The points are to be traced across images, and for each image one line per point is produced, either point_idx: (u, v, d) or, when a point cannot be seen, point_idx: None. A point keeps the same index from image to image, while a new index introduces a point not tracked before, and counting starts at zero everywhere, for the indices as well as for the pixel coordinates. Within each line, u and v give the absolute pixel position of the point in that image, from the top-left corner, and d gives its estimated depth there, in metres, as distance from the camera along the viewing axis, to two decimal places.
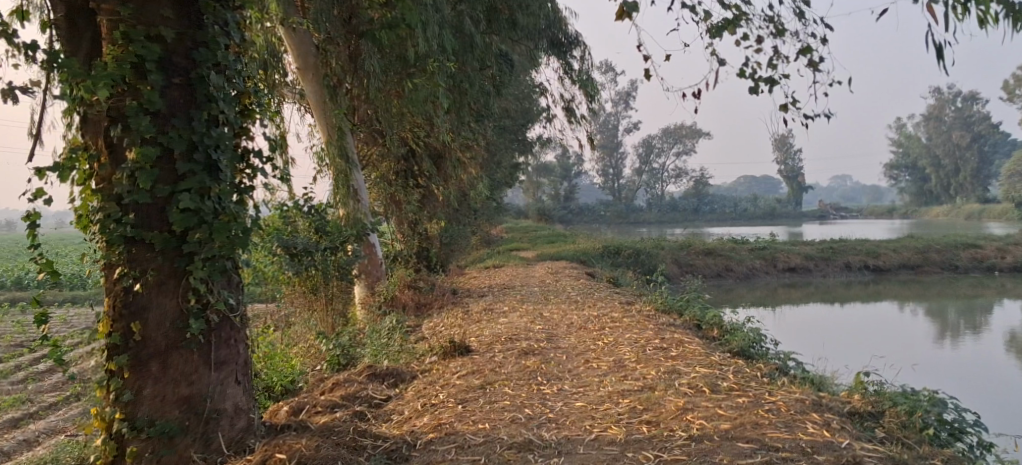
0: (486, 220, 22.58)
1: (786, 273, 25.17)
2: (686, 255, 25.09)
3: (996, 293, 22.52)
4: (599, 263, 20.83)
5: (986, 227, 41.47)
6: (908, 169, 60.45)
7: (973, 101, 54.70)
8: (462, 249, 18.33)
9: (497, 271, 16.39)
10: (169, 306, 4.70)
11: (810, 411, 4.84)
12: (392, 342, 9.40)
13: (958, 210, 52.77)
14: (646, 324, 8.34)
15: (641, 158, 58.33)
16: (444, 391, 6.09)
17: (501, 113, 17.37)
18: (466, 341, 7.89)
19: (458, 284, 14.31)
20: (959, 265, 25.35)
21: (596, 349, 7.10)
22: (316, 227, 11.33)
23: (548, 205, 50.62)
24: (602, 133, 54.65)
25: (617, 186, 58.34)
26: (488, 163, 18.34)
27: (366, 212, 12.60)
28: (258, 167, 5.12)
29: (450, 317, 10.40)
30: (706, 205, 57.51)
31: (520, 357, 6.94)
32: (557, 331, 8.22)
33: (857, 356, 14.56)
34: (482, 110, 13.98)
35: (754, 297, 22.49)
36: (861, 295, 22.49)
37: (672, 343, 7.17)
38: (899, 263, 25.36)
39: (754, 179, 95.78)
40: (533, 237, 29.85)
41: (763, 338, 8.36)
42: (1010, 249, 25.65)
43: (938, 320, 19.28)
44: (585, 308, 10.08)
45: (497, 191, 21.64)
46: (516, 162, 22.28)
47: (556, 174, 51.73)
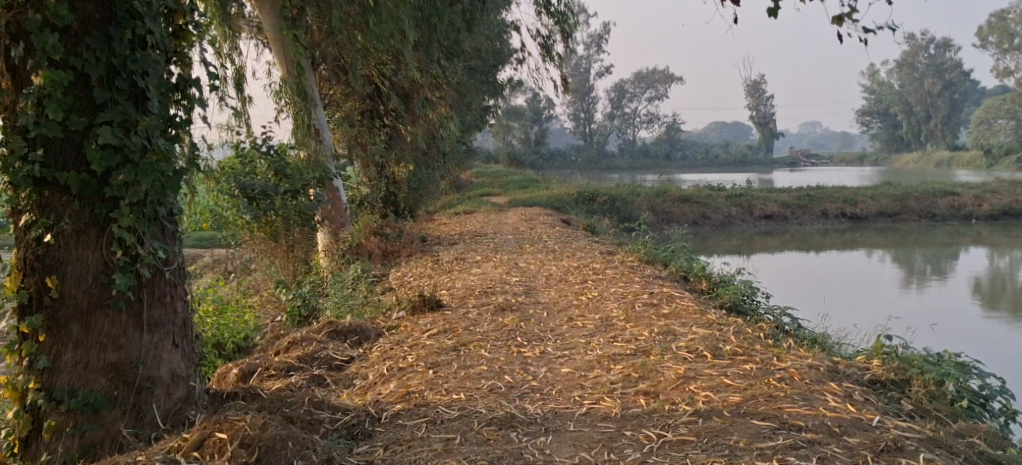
0: (456, 164, 21.87)
1: (763, 221, 24.77)
2: (662, 202, 24.56)
3: (972, 241, 22.29)
4: (574, 210, 20.23)
5: (957, 174, 41.58)
6: (879, 116, 60.32)
7: (946, 49, 54.35)
8: (432, 194, 17.63)
9: (469, 217, 15.78)
10: (90, 259, 4.00)
11: (828, 380, 4.32)
12: (357, 293, 8.77)
13: (927, 157, 52.88)
14: (632, 277, 7.79)
15: (612, 102, 57.59)
16: (412, 353, 5.46)
17: (472, 53, 16.57)
18: (437, 294, 7.29)
19: (428, 231, 13.64)
20: (936, 213, 25.10)
21: (580, 306, 6.51)
22: (277, 169, 10.58)
23: (518, 150, 49.83)
24: (574, 77, 54.09)
25: (588, 131, 57.32)
26: (459, 105, 17.59)
27: (330, 154, 11.89)
28: (198, 97, 4.40)
29: (419, 267, 9.78)
30: (677, 151, 57.04)
31: (496, 314, 6.34)
32: (537, 285, 7.62)
33: (839, 305, 14.19)
34: (452, 46, 13.20)
35: (729, 244, 22.11)
36: (837, 243, 22.19)
37: (662, 298, 6.59)
38: (877, 211, 25.02)
39: (724, 124, 95.52)
40: (504, 182, 29.17)
41: (755, 292, 7.82)
42: (987, 196, 25.46)
43: (906, 265, 19.09)
44: (564, 257, 9.48)
45: (467, 134, 20.89)
46: (488, 104, 21.51)
47: (527, 118, 50.81)
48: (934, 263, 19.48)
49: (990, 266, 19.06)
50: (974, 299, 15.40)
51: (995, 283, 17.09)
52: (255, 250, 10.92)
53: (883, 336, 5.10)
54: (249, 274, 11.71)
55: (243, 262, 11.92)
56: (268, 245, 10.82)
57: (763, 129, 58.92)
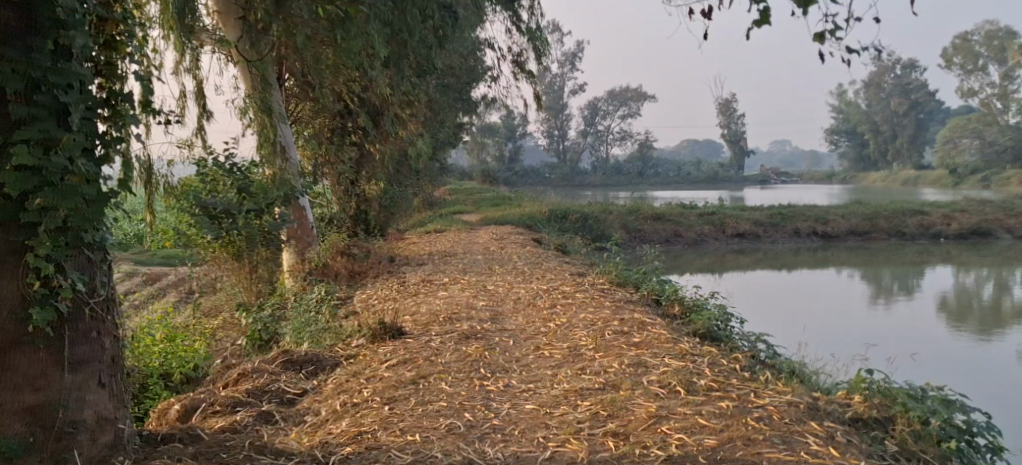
0: (427, 181, 21.53)
1: (735, 239, 24.65)
2: (635, 220, 24.36)
3: (942, 259, 22.30)
4: (546, 229, 19.96)
5: (924, 193, 41.91)
6: (847, 135, 60.78)
7: (913, 68, 55.05)
8: (403, 212, 17.28)
9: (439, 236, 15.45)
10: (6, 291, 3.67)
11: (809, 419, 4.05)
12: (318, 317, 8.42)
13: (895, 175, 53.34)
14: (602, 301, 7.51)
15: (586, 119, 57.55)
16: (369, 387, 5.13)
17: (442, 70, 16.35)
18: (399, 320, 6.96)
19: (396, 250, 13.29)
20: (907, 232, 25.13)
21: (547, 334, 6.21)
22: (238, 187, 10.23)
23: (492, 167, 49.56)
24: (548, 95, 54.02)
25: (562, 148, 57.04)
26: (430, 122, 17.32)
27: (295, 172, 11.53)
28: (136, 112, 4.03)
29: (384, 289, 9.45)
30: (650, 169, 57.06)
31: (460, 343, 6.02)
32: (504, 310, 7.32)
33: (813, 324, 13.97)
34: (421, 62, 12.94)
35: (701, 263, 21.93)
36: (809, 262, 22.07)
37: (634, 325, 6.30)
38: (848, 229, 25.01)
39: (696, 142, 96.10)
40: (476, 200, 28.84)
41: (729, 318, 7.56)
42: (957, 215, 25.59)
43: (874, 283, 19.05)
44: (533, 280, 9.18)
45: (438, 151, 20.60)
46: (460, 122, 21.25)
47: (500, 135, 50.50)
48: (898, 280, 19.50)
49: (957, 284, 19.05)
50: (940, 316, 15.34)
51: (962, 301, 17.06)
52: (217, 270, 10.55)
53: (865, 370, 4.84)
54: (211, 295, 11.30)
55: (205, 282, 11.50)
56: (230, 264, 10.45)
57: (734, 147, 59.23)
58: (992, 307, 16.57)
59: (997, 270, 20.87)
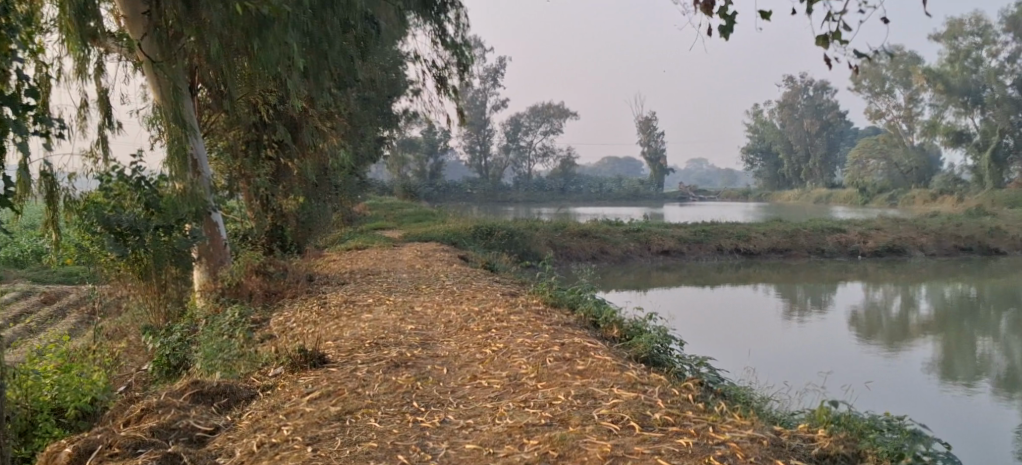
0: (347, 196, 20.85)
1: (660, 256, 24.64)
2: (561, 237, 24.18)
3: (859, 276, 22.71)
4: (471, 246, 19.56)
5: (836, 211, 42.89)
6: (762, 153, 62.08)
7: (825, 90, 56.70)
8: (323, 228, 16.64)
9: (362, 254, 14.90)
10: None
11: (775, 459, 3.78)
12: (231, 342, 7.84)
13: (808, 194, 54.60)
14: (539, 325, 7.14)
15: (508, 135, 57.40)
16: (288, 424, 4.64)
17: (364, 82, 15.86)
18: (322, 346, 6.47)
19: (316, 269, 12.68)
20: (826, 249, 25.51)
21: (484, 362, 5.83)
22: (146, 202, 9.63)
23: (412, 182, 48.92)
24: (470, 110, 53.70)
25: (484, 164, 56.65)
26: (351, 136, 16.77)
27: (207, 186, 10.87)
28: None
29: (303, 310, 8.90)
30: (571, 185, 57.21)
31: (390, 372, 5.58)
32: (435, 334, 6.89)
33: (742, 342, 13.83)
34: (343, 75, 12.47)
35: (626, 280, 21.78)
36: (732, 279, 22.14)
37: (576, 351, 5.97)
38: (770, 247, 25.25)
39: (616, 159, 97.07)
40: (398, 215, 28.21)
41: (670, 341, 7.26)
42: (873, 233, 26.17)
43: (784, 298, 19.36)
44: (463, 300, 8.76)
45: (359, 165, 19.99)
46: (382, 135, 20.72)
47: (422, 150, 49.88)
48: (814, 297, 19.73)
49: (868, 299, 19.39)
50: (852, 331, 15.51)
51: (879, 316, 17.30)
52: (118, 291, 9.80)
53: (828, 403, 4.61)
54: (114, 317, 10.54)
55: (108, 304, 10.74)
56: (135, 285, 9.73)
57: (654, 165, 59.89)
58: (900, 321, 16.88)
59: (906, 286, 21.34)
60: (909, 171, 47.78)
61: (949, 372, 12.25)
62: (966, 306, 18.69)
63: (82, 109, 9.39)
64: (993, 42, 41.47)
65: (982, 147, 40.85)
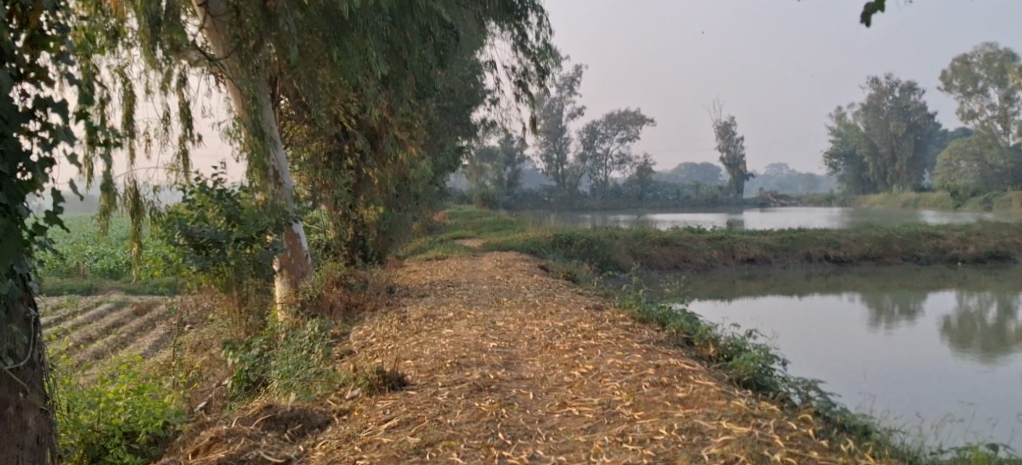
0: (425, 206, 20.64)
1: (745, 264, 23.78)
2: (642, 245, 23.53)
3: (959, 284, 21.46)
4: (550, 255, 19.13)
5: (927, 215, 41.09)
6: (846, 157, 60.19)
7: (910, 92, 54.74)
8: (402, 237, 16.40)
9: (441, 264, 14.61)
10: None
11: None
12: (308, 359, 7.53)
13: (896, 197, 52.62)
14: (630, 343, 6.64)
15: (584, 143, 56.98)
16: (365, 457, 4.28)
17: (443, 91, 15.59)
18: (400, 366, 6.09)
19: (396, 280, 12.38)
20: (923, 256, 24.29)
21: (573, 386, 5.38)
22: (226, 214, 9.44)
23: (489, 191, 48.72)
24: (546, 118, 53.28)
25: (560, 172, 55.99)
26: (430, 145, 16.54)
27: (289, 197, 10.63)
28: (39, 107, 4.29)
29: (382, 325, 8.53)
30: (649, 191, 56.29)
31: (473, 396, 5.18)
32: (519, 353, 6.45)
33: (840, 353, 13.02)
34: (423, 83, 12.21)
35: (712, 290, 21.02)
36: (822, 288, 21.18)
37: (673, 375, 5.49)
38: (862, 254, 24.16)
39: (693, 165, 95.66)
40: (477, 224, 27.90)
41: (772, 360, 6.68)
42: (973, 237, 24.86)
43: (875, 306, 18.42)
44: (546, 315, 8.30)
45: (437, 174, 19.75)
46: (460, 144, 20.45)
47: (499, 159, 49.59)
48: (902, 304, 18.72)
49: (960, 307, 18.26)
50: (943, 340, 14.57)
51: (976, 325, 16.27)
52: (204, 301, 9.64)
53: None
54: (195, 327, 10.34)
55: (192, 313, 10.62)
56: (217, 296, 9.53)
57: (733, 170, 58.58)
58: (1001, 330, 15.83)
59: (1006, 293, 20.18)
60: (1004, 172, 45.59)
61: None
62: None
63: (164, 120, 9.25)
64: None
65: None
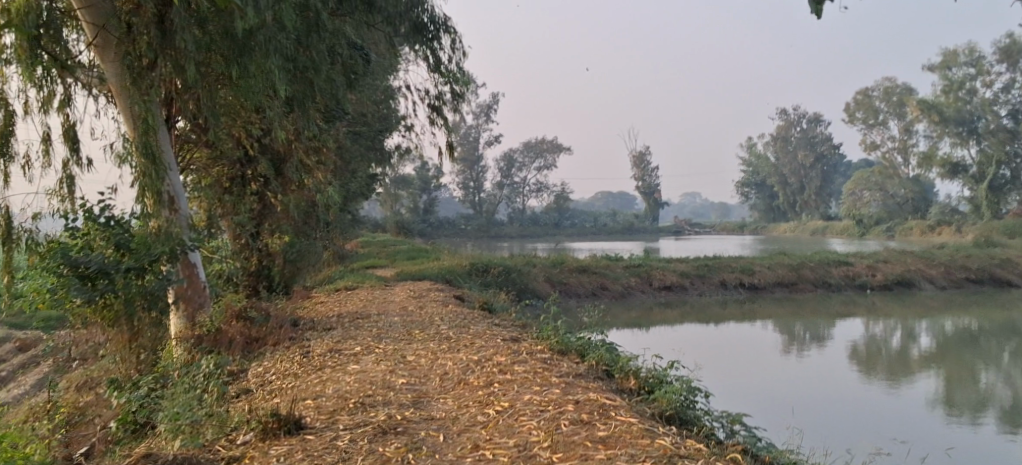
0: (337, 233, 20.04)
1: (662, 292, 23.81)
2: (559, 273, 23.34)
3: (867, 310, 21.85)
4: (465, 284, 18.72)
5: (833, 243, 42.13)
6: (757, 187, 61.58)
7: (817, 123, 56.63)
8: (311, 266, 15.78)
9: (350, 294, 14.05)
10: None
11: None
12: (203, 399, 7.00)
13: (804, 225, 53.94)
14: (548, 378, 6.27)
15: (501, 171, 56.81)
16: None
17: (354, 115, 15.14)
18: (299, 408, 5.65)
19: (302, 311, 11.79)
20: (833, 283, 24.72)
21: (488, 427, 4.98)
22: (115, 243, 8.79)
23: (406, 219, 48.15)
24: (463, 145, 52.97)
25: (478, 200, 55.62)
26: (341, 172, 16.03)
27: (185, 224, 9.93)
28: None
29: (283, 361, 8.01)
30: (565, 219, 56.46)
31: (378, 442, 4.81)
32: (429, 390, 6.07)
33: (757, 381, 12.95)
34: (332, 106, 11.75)
35: (629, 317, 20.91)
36: (736, 314, 21.30)
37: (594, 412, 5.16)
38: (775, 281, 24.45)
39: (609, 194, 96.59)
40: (392, 253, 27.30)
41: (694, 392, 6.42)
42: (880, 265, 25.46)
43: (786, 332, 18.56)
44: (461, 348, 7.88)
45: (349, 202, 19.19)
46: (374, 171, 19.94)
47: (415, 187, 48.96)
48: (812, 331, 18.93)
49: (866, 333, 18.56)
50: (851, 365, 14.73)
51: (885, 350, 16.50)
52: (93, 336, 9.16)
53: None
54: (85, 366, 9.80)
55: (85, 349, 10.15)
56: (106, 331, 9.02)
57: (648, 199, 59.28)
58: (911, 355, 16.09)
59: (912, 318, 20.61)
60: (904, 201, 47.25)
61: (954, 409, 11.55)
62: (967, 338, 17.88)
63: (45, 142, 8.60)
64: (986, 74, 41.12)
65: (978, 179, 40.24)
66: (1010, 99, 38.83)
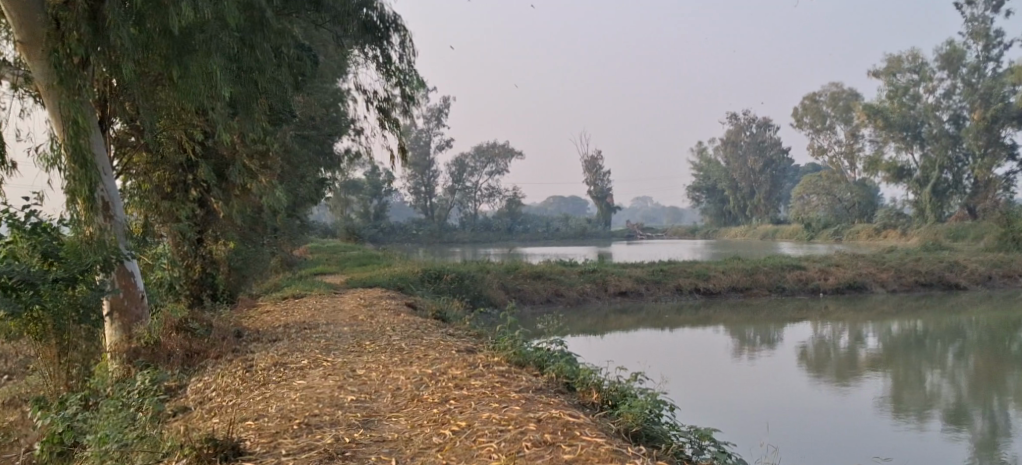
0: (286, 240, 19.49)
1: (617, 298, 23.62)
2: (514, 279, 23.00)
3: (820, 315, 21.85)
4: (417, 291, 18.30)
5: (782, 247, 42.46)
6: (707, 192, 62.00)
7: (766, 128, 57.15)
8: (258, 275, 15.25)
9: (298, 304, 13.54)
10: None
11: None
12: (136, 419, 6.57)
13: (754, 229, 54.37)
14: (507, 392, 5.95)
15: (453, 176, 56.38)
16: None
17: (302, 119, 14.65)
18: (238, 431, 5.34)
19: (246, 323, 11.26)
20: (786, 287, 24.77)
21: (443, 450, 4.81)
22: (43, 251, 8.32)
23: (356, 224, 47.53)
24: (414, 150, 52.44)
25: (430, 205, 55.09)
26: (289, 178, 15.54)
27: (121, 233, 9.27)
28: None
29: (225, 376, 7.54)
30: (518, 224, 56.29)
31: None
32: (380, 408, 5.66)
33: (713, 385, 12.76)
34: (277, 110, 11.29)
35: (584, 324, 20.64)
36: (691, 320, 21.15)
37: (557, 432, 4.87)
38: (729, 286, 24.41)
39: (562, 200, 96.88)
40: (342, 259, 26.76)
41: (660, 406, 6.13)
42: (833, 269, 25.60)
43: (740, 336, 18.43)
44: (413, 361, 7.50)
45: (299, 207, 18.66)
46: (326, 177, 19.41)
47: (365, 192, 48.34)
48: (764, 334, 18.86)
49: (815, 336, 18.55)
50: (801, 368, 14.66)
51: (838, 352, 16.45)
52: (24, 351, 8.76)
53: None
54: (17, 378, 9.38)
55: (19, 360, 9.80)
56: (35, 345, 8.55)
57: (600, 204, 59.36)
58: (866, 358, 16.03)
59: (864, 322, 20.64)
60: (850, 206, 47.87)
61: (914, 413, 11.47)
62: (913, 340, 17.97)
63: None
64: (929, 80, 41.75)
65: (921, 183, 40.86)
66: (952, 105, 39.21)
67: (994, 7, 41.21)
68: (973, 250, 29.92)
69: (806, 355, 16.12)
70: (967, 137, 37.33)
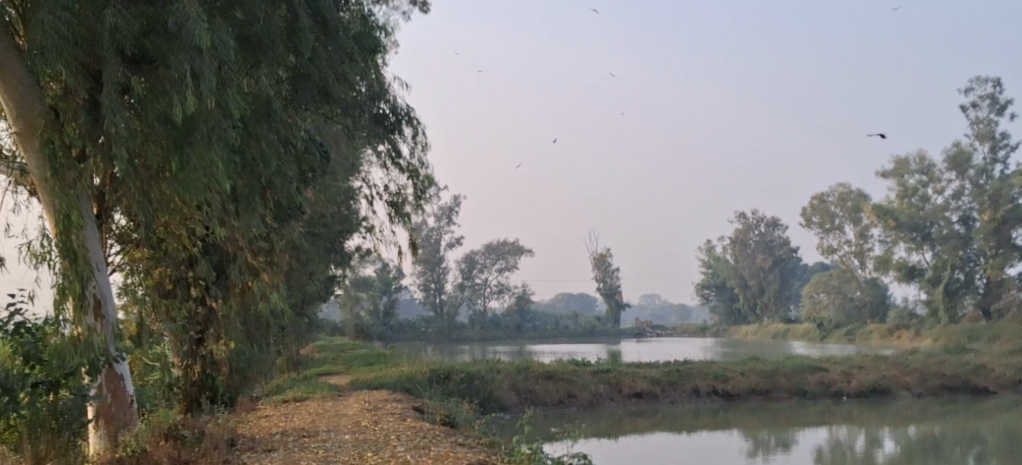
0: (291, 339, 18.78)
1: (631, 400, 22.66)
2: (525, 380, 22.11)
3: (843, 419, 20.84)
4: (425, 394, 17.47)
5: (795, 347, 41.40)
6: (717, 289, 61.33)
7: (775, 227, 56.81)
8: (259, 375, 14.47)
9: (299, 407, 12.77)
10: None
11: None
12: None
13: (765, 329, 53.26)
14: None
15: (462, 273, 55.84)
16: None
17: (310, 217, 14.03)
18: None
19: (241, 428, 10.51)
20: (808, 390, 23.74)
21: None
22: (25, 354, 7.41)
23: (364, 321, 46.75)
24: (424, 247, 52.01)
25: (438, 302, 54.30)
26: (297, 276, 14.88)
27: (113, 333, 8.39)
28: None
29: None
30: (527, 322, 55.49)
31: None
32: None
33: None
34: (281, 206, 10.74)
35: (596, 427, 19.64)
36: (708, 424, 20.12)
37: None
38: (748, 388, 23.42)
39: (570, 299, 96.19)
40: (348, 358, 25.95)
41: None
42: (856, 372, 24.65)
43: (751, 439, 17.54)
44: None
45: (304, 306, 18.01)
46: (333, 274, 18.82)
47: (374, 288, 47.56)
48: (778, 438, 17.85)
49: (831, 438, 17.67)
50: None
51: (861, 460, 15.42)
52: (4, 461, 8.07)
53: None
54: None
55: None
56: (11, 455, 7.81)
57: (609, 300, 58.65)
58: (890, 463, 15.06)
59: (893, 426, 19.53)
60: (863, 305, 46.98)
61: None
62: (931, 444, 17.09)
63: None
64: (938, 180, 41.45)
65: (934, 282, 39.86)
66: (962, 205, 38.77)
67: (998, 110, 41.33)
68: (998, 353, 28.98)
69: (832, 460, 15.12)
70: (977, 238, 36.84)
